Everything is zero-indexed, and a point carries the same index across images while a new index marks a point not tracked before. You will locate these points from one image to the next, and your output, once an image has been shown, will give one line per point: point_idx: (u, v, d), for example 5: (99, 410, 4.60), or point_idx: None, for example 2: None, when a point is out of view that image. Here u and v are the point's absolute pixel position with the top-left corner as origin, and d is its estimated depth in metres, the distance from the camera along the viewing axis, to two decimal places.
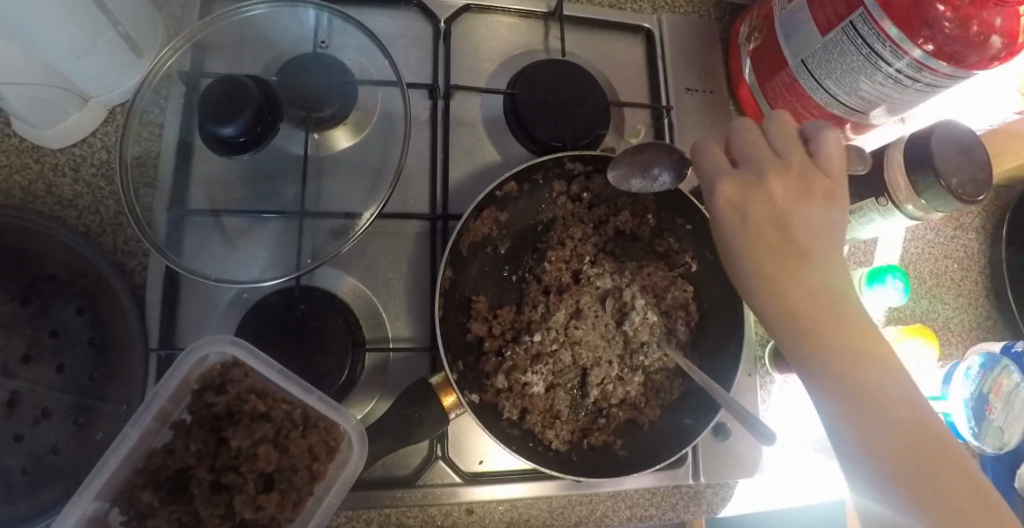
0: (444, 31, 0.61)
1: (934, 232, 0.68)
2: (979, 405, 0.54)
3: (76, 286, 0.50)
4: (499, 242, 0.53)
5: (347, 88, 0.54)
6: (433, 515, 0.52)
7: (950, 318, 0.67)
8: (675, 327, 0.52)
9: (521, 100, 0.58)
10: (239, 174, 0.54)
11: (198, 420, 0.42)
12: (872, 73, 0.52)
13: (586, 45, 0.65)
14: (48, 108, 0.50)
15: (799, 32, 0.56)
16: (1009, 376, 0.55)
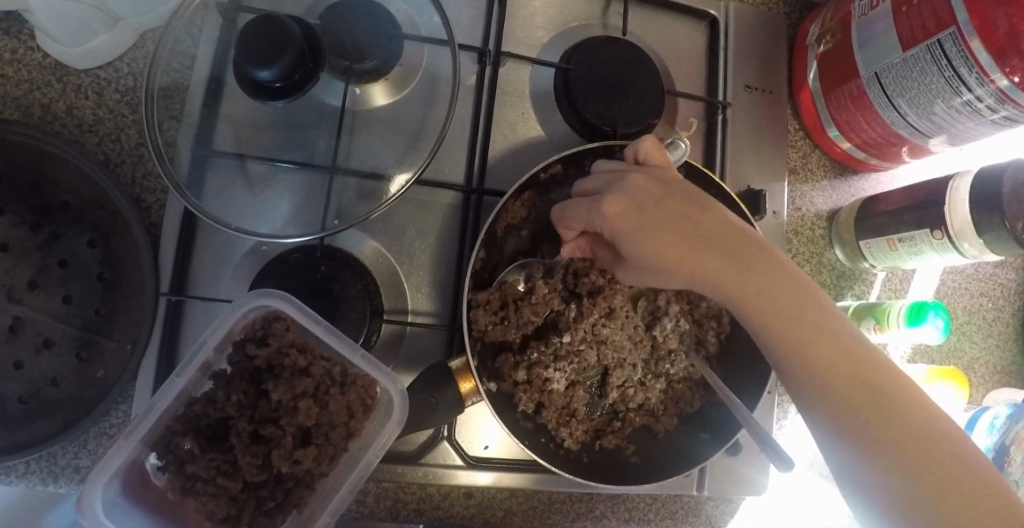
0: None
1: (974, 268, 0.66)
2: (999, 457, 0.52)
3: (90, 217, 0.47)
4: (537, 228, 0.51)
5: (393, 44, 0.51)
6: (431, 494, 0.52)
7: (975, 359, 0.65)
8: (705, 337, 0.51)
9: (574, 78, 0.55)
10: (271, 119, 0.51)
11: (238, 372, 0.40)
12: (950, 98, 0.49)
13: (647, 26, 0.61)
14: (77, 27, 0.47)
15: (876, 42, 0.53)
16: None
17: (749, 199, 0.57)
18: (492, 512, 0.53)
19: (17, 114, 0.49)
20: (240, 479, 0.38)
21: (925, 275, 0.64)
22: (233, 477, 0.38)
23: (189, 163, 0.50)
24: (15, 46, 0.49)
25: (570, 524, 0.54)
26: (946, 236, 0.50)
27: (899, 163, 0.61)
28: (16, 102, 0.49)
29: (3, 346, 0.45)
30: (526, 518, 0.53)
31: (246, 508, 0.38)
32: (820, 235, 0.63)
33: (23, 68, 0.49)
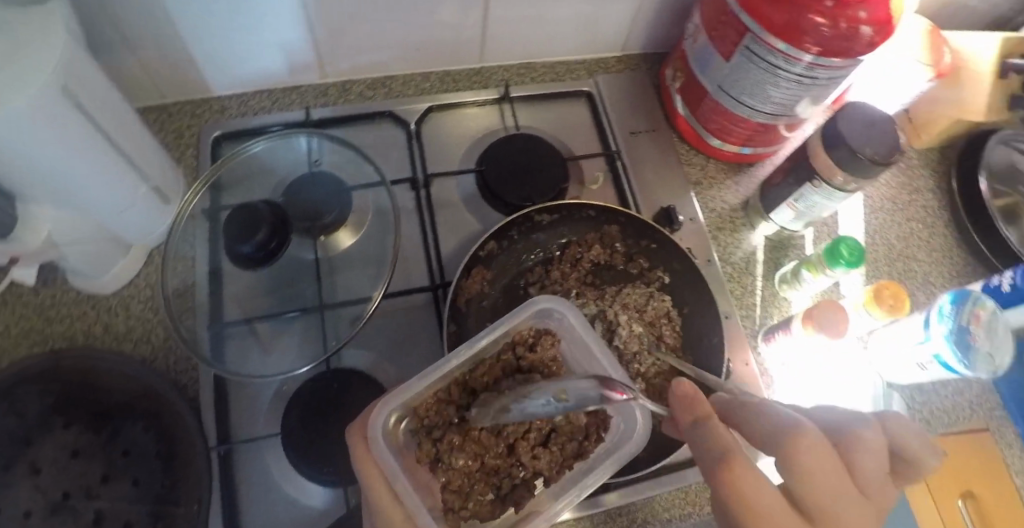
0: (415, 132, 0.70)
1: (891, 201, 0.74)
2: (962, 337, 0.58)
3: (140, 407, 0.57)
4: (493, 295, 0.59)
5: (344, 196, 0.64)
6: None
7: (927, 274, 0.71)
8: (662, 333, 0.58)
9: (489, 173, 0.67)
10: (265, 284, 0.62)
11: (505, 365, 0.53)
12: (777, 82, 0.61)
13: (540, 115, 0.73)
14: (100, 260, 0.60)
15: (709, 63, 0.66)
16: (984, 308, 0.59)
17: (662, 217, 0.66)
18: None
19: (66, 343, 0.61)
20: (482, 460, 0.50)
21: (848, 221, 0.72)
22: (478, 460, 0.50)
23: (208, 340, 0.60)
24: (55, 293, 0.62)
25: None
26: (824, 182, 0.60)
27: (778, 144, 0.71)
28: (63, 335, 0.61)
29: None
30: None
31: (472, 492, 0.49)
32: (742, 223, 0.71)
33: (66, 307, 0.62)
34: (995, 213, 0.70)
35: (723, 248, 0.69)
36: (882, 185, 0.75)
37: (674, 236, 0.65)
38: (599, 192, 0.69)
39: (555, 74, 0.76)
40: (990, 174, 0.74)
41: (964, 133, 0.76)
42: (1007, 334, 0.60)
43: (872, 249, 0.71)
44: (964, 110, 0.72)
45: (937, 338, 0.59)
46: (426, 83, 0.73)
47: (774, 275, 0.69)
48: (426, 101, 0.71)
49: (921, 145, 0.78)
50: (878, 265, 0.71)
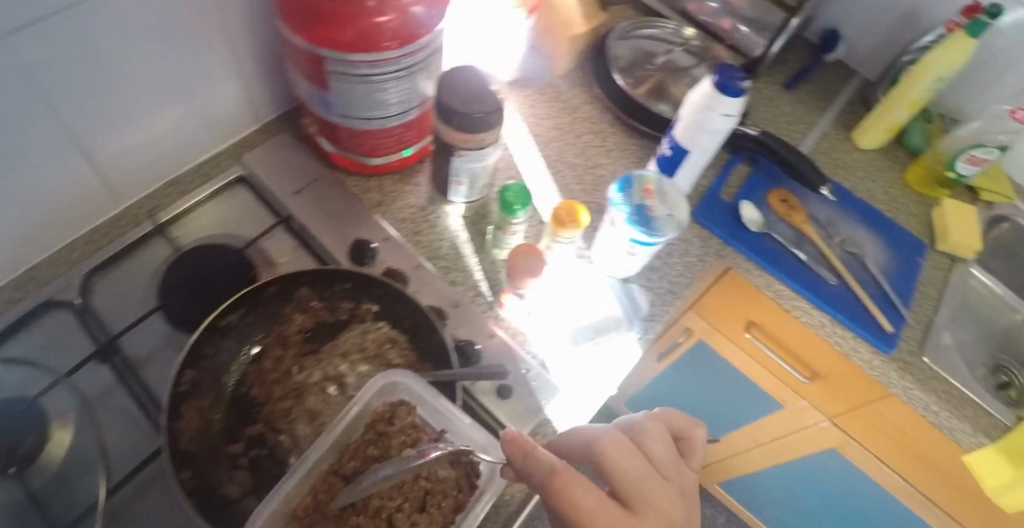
0: (81, 306, 0.61)
1: (557, 128, 0.80)
2: (641, 212, 0.63)
3: None
4: (216, 418, 0.55)
5: (33, 408, 0.54)
6: None
7: (613, 172, 0.77)
8: (390, 358, 0.58)
9: (170, 307, 0.61)
10: None
11: (364, 441, 0.49)
12: (384, 86, 0.62)
13: (208, 220, 0.69)
14: None
15: (321, 99, 0.65)
16: (649, 180, 0.66)
17: (355, 252, 0.66)
18: None
19: None
20: None
21: (529, 163, 0.76)
22: None
23: None
24: None
25: None
26: (460, 150, 0.63)
27: (426, 138, 0.74)
28: None
29: None
30: None
31: None
32: (435, 217, 0.72)
33: None
34: (634, 97, 0.78)
35: (429, 249, 0.70)
36: (544, 118, 0.80)
37: (371, 269, 0.65)
38: (293, 262, 0.67)
39: (203, 176, 0.73)
40: (619, 67, 0.83)
41: (585, 43, 0.84)
42: (676, 191, 0.66)
43: (559, 177, 0.76)
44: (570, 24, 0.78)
45: (621, 225, 0.63)
46: (75, 254, 0.66)
47: (484, 247, 0.71)
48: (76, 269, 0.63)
49: (563, 70, 0.84)
50: (571, 187, 0.75)
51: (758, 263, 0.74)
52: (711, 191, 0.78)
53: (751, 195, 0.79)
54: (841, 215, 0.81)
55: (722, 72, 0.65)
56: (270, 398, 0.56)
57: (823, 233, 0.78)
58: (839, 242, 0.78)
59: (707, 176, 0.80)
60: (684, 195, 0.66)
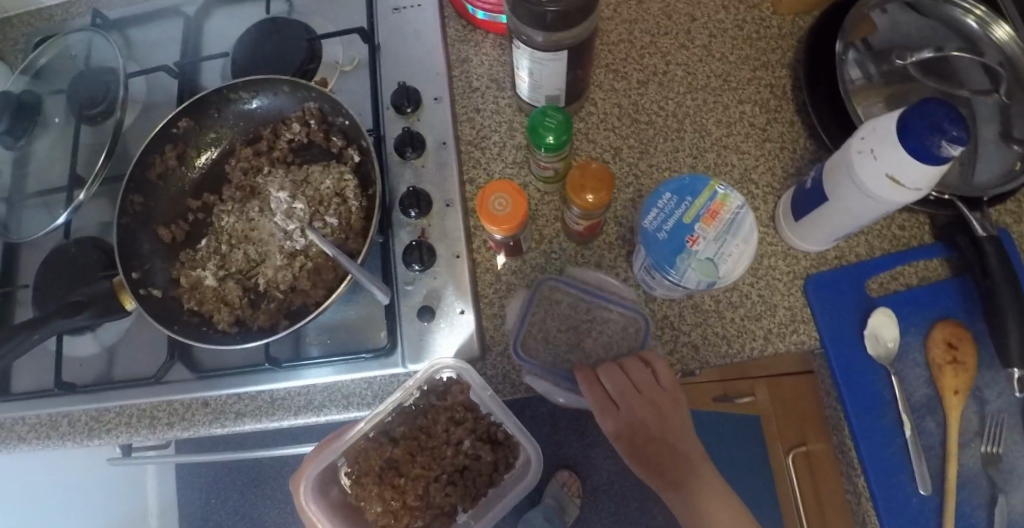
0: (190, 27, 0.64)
1: (720, 77, 0.59)
2: (677, 236, 0.45)
3: None
4: (193, 173, 0.57)
5: (113, 83, 0.63)
6: (176, 407, 0.57)
7: (749, 168, 0.56)
8: (327, 215, 0.52)
9: (238, 65, 0.60)
10: (38, 163, 0.63)
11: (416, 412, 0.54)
12: None
13: (309, 4, 0.63)
14: None
15: None
16: (725, 200, 0.46)
17: (399, 93, 0.56)
18: (225, 415, 0.56)
19: None
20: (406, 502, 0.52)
21: (653, 99, 0.58)
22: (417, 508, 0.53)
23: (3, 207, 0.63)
24: None
25: (294, 418, 0.55)
26: (521, 41, 0.48)
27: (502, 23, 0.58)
28: None
29: None
30: (256, 418, 0.55)
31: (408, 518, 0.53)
32: (508, 104, 0.58)
33: None
34: (845, 92, 0.53)
35: (474, 134, 0.58)
36: (715, 57, 0.59)
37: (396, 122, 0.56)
38: (353, 77, 0.60)
39: None
40: (866, 48, 0.56)
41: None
42: (749, 237, 0.45)
43: (676, 137, 0.57)
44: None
45: (639, 234, 0.47)
46: None
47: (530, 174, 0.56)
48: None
49: (785, 11, 0.60)
50: (678, 157, 0.57)
51: (838, 391, 0.53)
52: (858, 271, 0.54)
53: (912, 307, 0.53)
54: None
55: (912, 121, 0.39)
56: (229, 182, 0.56)
57: (971, 421, 0.51)
58: (985, 455, 0.50)
59: (872, 246, 0.55)
60: (754, 250, 0.45)
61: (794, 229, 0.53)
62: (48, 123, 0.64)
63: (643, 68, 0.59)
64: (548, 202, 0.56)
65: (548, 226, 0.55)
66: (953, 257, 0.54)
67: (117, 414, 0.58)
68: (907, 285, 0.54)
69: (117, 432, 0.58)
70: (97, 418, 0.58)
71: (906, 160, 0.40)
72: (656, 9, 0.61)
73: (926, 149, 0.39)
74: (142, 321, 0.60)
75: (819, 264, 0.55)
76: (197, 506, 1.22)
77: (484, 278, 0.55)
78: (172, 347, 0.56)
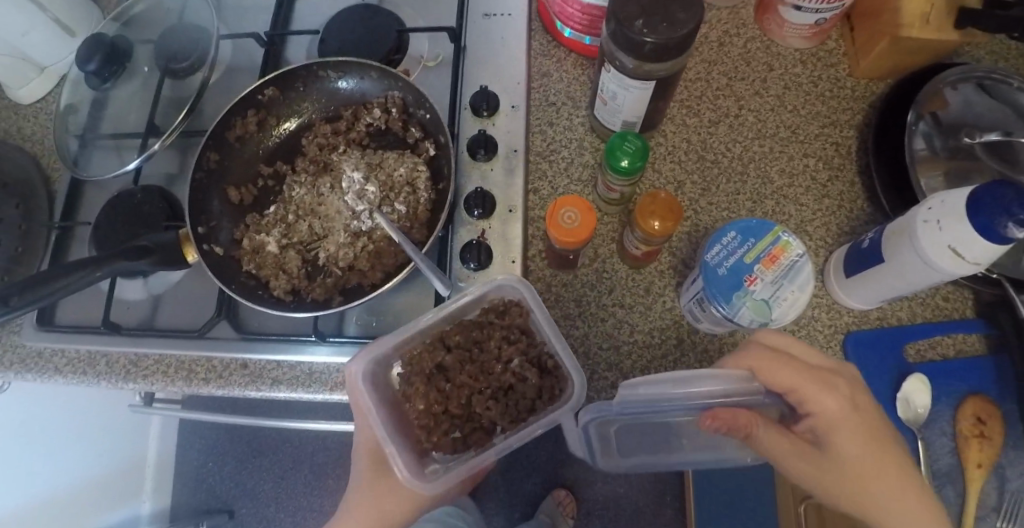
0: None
1: (788, 129, 0.61)
2: (737, 275, 0.47)
3: (16, 189, 0.65)
4: (270, 141, 0.58)
5: (202, 42, 0.65)
6: (215, 365, 0.58)
7: (804, 221, 0.58)
8: (397, 202, 0.54)
9: (325, 44, 0.62)
10: (118, 108, 0.66)
11: (469, 327, 0.51)
12: None
13: None
14: (12, 73, 0.67)
15: None
16: (785, 246, 0.48)
17: (479, 95, 0.57)
18: (262, 380, 0.57)
19: None
20: (447, 410, 0.49)
21: (721, 140, 0.60)
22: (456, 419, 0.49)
23: (76, 145, 0.65)
24: None
25: (328, 393, 0.55)
26: (612, 65, 0.50)
27: (587, 45, 0.60)
28: None
29: None
30: (291, 387, 0.56)
31: (442, 427, 0.48)
32: (581, 123, 0.60)
33: None
34: (911, 162, 0.55)
35: (545, 146, 0.59)
36: (787, 109, 0.61)
37: (472, 123, 0.58)
38: (435, 73, 0.61)
39: None
40: (935, 122, 0.59)
41: (915, 60, 0.60)
42: (804, 285, 0.47)
43: (739, 179, 0.59)
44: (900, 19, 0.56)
45: (699, 267, 0.49)
46: None
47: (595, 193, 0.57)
48: None
49: (863, 74, 0.62)
50: (738, 200, 0.58)
51: None
52: (898, 334, 0.56)
53: (946, 377, 0.55)
54: None
55: (984, 200, 0.41)
56: (303, 155, 0.57)
57: (990, 495, 0.54)
58: None
59: (914, 313, 0.58)
60: (809, 297, 0.47)
61: (845, 287, 0.55)
62: (134, 70, 0.66)
63: (715, 109, 0.61)
64: (607, 223, 0.57)
65: (604, 246, 0.56)
66: (991, 334, 0.57)
67: (155, 362, 0.59)
68: (943, 355, 0.57)
69: (154, 379, 0.59)
70: (134, 362, 0.60)
71: (971, 235, 0.42)
72: (735, 54, 0.63)
73: (992, 228, 0.41)
74: (193, 275, 0.61)
75: (860, 322, 0.57)
76: (191, 466, 1.23)
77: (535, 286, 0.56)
78: (220, 304, 0.57)
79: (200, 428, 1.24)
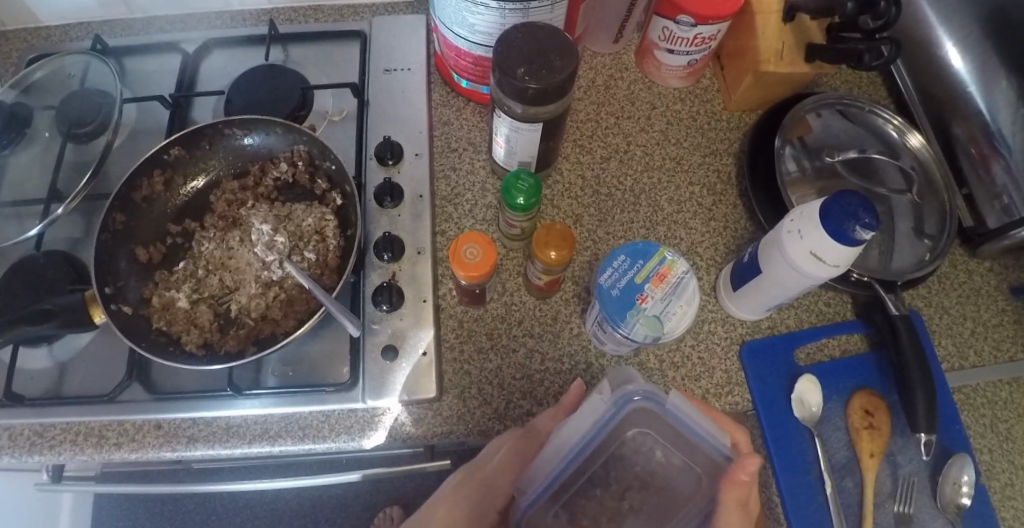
0: (188, 63, 0.69)
1: (675, 161, 0.66)
2: (627, 296, 0.50)
3: None
4: (176, 199, 0.59)
5: (106, 105, 0.66)
6: (127, 428, 0.57)
7: (695, 243, 0.63)
8: (307, 249, 0.55)
9: (230, 102, 0.64)
10: (19, 174, 0.65)
11: (638, 439, 0.45)
12: (504, 11, 0.54)
13: (304, 55, 0.69)
14: None
15: (451, 19, 0.57)
16: (671, 267, 0.52)
17: (383, 145, 0.61)
18: (178, 439, 0.56)
19: None
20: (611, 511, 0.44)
21: (615, 174, 0.65)
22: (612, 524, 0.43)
23: None
24: None
25: (247, 447, 0.55)
26: (503, 111, 0.54)
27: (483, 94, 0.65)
28: None
29: None
30: (209, 445, 0.55)
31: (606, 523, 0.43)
32: (483, 166, 0.63)
33: None
34: (782, 183, 0.61)
35: (450, 188, 0.62)
36: (672, 143, 0.67)
37: (379, 170, 0.61)
38: (340, 127, 0.64)
39: (337, 15, 0.72)
40: (802, 146, 0.66)
41: (777, 92, 0.68)
42: (692, 299, 0.51)
43: (633, 209, 0.63)
44: (758, 56, 0.64)
45: (595, 290, 0.52)
46: (217, 22, 0.74)
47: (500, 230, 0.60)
48: (206, 37, 0.70)
49: (735, 106, 0.69)
50: (633, 228, 0.63)
51: (768, 449, 0.59)
52: (788, 341, 0.61)
53: (834, 376, 0.61)
54: (933, 483, 0.59)
55: (833, 209, 0.46)
56: (211, 211, 0.58)
57: (886, 483, 0.58)
58: (898, 513, 0.58)
59: (801, 319, 0.63)
60: (696, 310, 0.51)
61: (733, 295, 0.59)
62: (36, 136, 0.66)
63: (607, 146, 0.66)
64: (512, 258, 0.60)
65: (511, 280, 0.59)
66: (869, 334, 0.63)
67: (62, 430, 0.57)
68: (830, 356, 0.62)
69: (60, 449, 0.57)
70: (40, 433, 0.57)
71: (826, 240, 0.47)
72: (621, 95, 0.69)
73: (843, 232, 0.46)
74: (101, 338, 0.60)
75: (752, 332, 0.62)
76: None
77: (447, 323, 0.57)
78: (130, 366, 0.56)
79: (120, 508, 1.17)
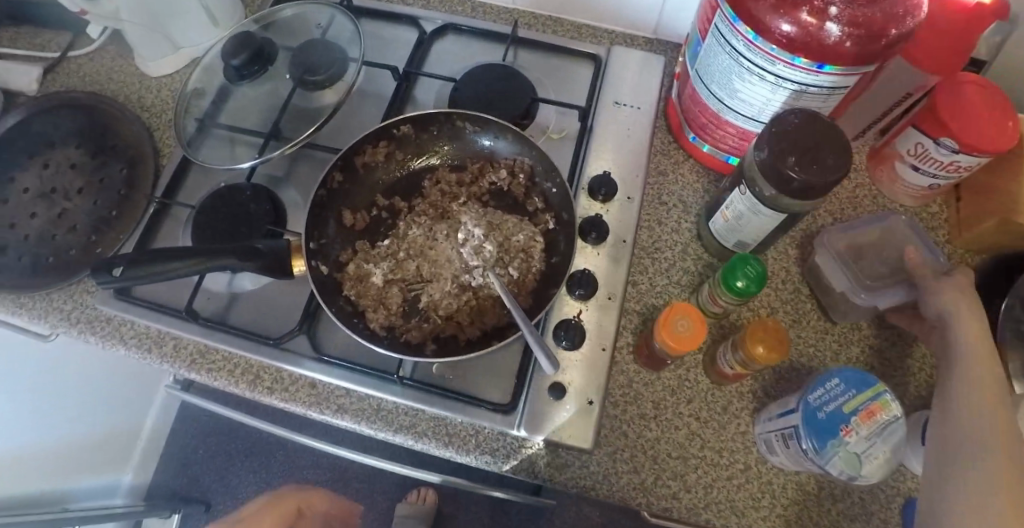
0: (423, 40, 0.69)
1: None
2: (831, 423, 0.47)
3: (128, 154, 0.67)
4: (391, 174, 0.60)
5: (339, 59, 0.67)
6: (284, 376, 0.58)
7: (888, 374, 0.59)
8: (510, 264, 0.54)
9: (458, 91, 0.64)
10: (245, 103, 0.67)
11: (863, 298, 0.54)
12: (777, 88, 0.50)
13: (536, 65, 0.68)
14: (151, 49, 0.69)
15: (714, 77, 0.54)
16: (884, 405, 0.47)
17: (598, 181, 0.59)
18: (328, 403, 0.56)
19: (92, 87, 0.71)
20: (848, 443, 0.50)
21: None
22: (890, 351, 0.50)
23: (195, 125, 0.66)
24: (108, 54, 0.73)
25: (392, 434, 0.54)
26: (750, 189, 0.51)
27: (708, 155, 0.62)
28: (94, 82, 0.72)
29: (29, 225, 0.63)
30: (355, 418, 0.55)
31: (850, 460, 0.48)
32: (688, 229, 0.61)
33: (118, 67, 0.73)
34: None
35: (652, 240, 0.61)
36: None
37: (587, 204, 0.59)
38: (558, 146, 0.64)
39: (576, 33, 0.71)
40: None
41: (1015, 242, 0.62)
42: (899, 447, 0.46)
43: (830, 319, 0.60)
44: (1014, 203, 0.58)
45: (798, 405, 0.49)
46: (457, 7, 0.73)
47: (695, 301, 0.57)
48: (445, 18, 0.70)
49: (962, 244, 0.64)
50: (827, 339, 0.59)
51: None
52: None
53: None
54: None
55: None
56: (422, 196, 0.59)
57: None
58: None
59: None
60: (899, 460, 0.46)
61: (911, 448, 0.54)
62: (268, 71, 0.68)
63: None
64: None
65: (691, 354, 0.57)
66: None
67: (223, 358, 0.59)
68: None
69: (217, 373, 0.59)
70: (203, 353, 0.59)
71: None
72: (843, 197, 0.65)
73: None
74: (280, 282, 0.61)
75: None
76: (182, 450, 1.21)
77: (616, 378, 0.56)
78: (305, 318, 0.57)
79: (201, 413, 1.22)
